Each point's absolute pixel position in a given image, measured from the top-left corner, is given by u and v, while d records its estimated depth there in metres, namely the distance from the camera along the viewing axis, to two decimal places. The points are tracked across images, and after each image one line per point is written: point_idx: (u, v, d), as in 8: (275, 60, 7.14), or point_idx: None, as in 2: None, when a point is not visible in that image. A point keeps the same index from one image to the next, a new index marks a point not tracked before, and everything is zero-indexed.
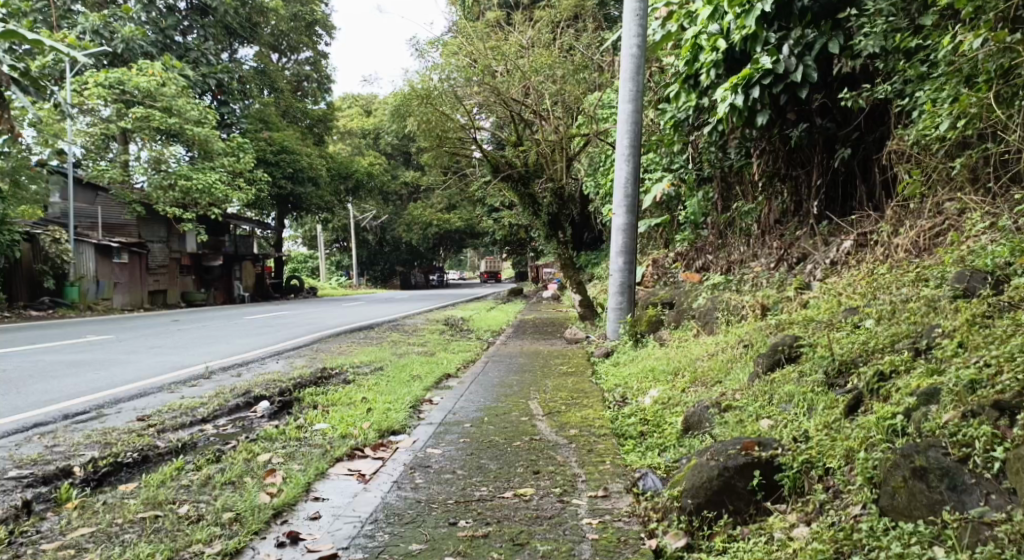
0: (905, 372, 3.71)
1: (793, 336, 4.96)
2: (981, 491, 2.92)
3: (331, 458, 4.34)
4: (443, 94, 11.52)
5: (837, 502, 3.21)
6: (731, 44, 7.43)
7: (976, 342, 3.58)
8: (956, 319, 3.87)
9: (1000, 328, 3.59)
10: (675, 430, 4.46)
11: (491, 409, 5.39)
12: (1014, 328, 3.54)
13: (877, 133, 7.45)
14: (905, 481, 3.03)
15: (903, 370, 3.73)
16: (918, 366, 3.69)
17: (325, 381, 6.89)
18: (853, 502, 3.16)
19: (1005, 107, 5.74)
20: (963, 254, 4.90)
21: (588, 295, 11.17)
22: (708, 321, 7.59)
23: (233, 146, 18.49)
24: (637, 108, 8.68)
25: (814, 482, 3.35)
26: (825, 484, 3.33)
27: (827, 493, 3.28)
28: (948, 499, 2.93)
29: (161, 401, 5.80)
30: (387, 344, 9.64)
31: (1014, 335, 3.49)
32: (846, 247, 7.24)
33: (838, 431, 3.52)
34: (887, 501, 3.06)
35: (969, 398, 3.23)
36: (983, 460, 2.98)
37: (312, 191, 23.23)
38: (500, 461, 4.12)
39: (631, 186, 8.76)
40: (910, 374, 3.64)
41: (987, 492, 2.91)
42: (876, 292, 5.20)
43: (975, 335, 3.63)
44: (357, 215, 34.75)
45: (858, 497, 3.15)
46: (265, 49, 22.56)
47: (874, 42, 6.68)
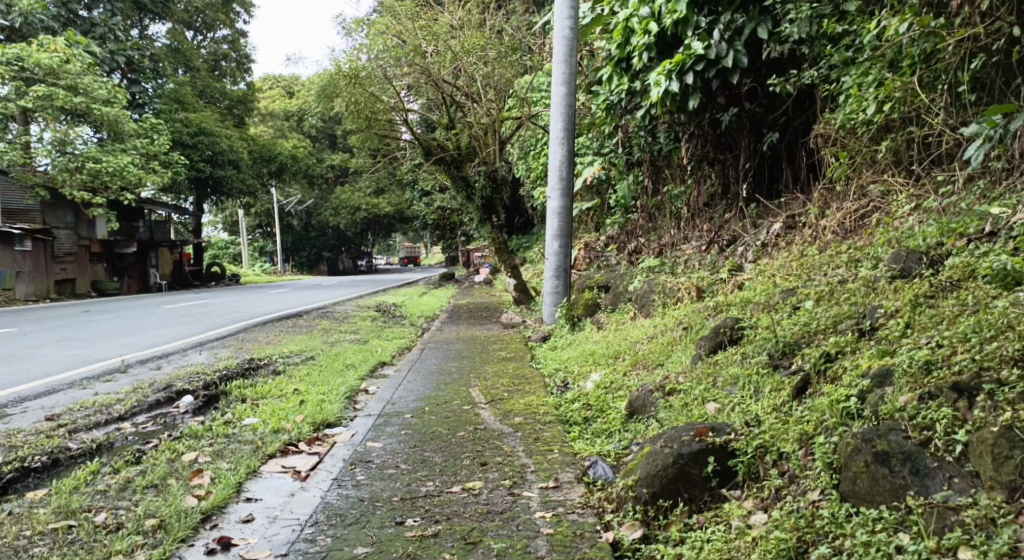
0: (852, 353, 3.74)
1: (733, 318, 4.96)
2: (944, 476, 2.92)
3: (263, 455, 4.15)
4: (371, 72, 11.25)
5: (794, 488, 3.19)
6: (663, 27, 7.37)
7: (923, 323, 3.62)
8: (898, 299, 3.93)
9: (946, 309, 3.64)
10: (620, 415, 4.42)
11: (431, 398, 5.27)
12: (960, 308, 3.59)
13: (803, 117, 7.51)
14: (867, 465, 3.02)
15: (848, 351, 3.76)
16: (865, 348, 3.72)
17: (253, 373, 6.64)
18: (812, 488, 3.14)
19: (928, 90, 5.86)
20: (894, 234, 4.98)
21: (521, 279, 11.08)
22: (644, 304, 7.59)
23: (145, 127, 17.81)
24: (570, 91, 8.61)
25: (769, 466, 3.33)
26: (779, 469, 3.31)
27: (782, 478, 3.27)
28: (912, 484, 2.93)
29: (73, 398, 5.48)
30: (317, 333, 9.38)
31: (960, 317, 3.53)
32: (776, 229, 7.30)
33: (789, 415, 3.52)
34: (849, 486, 3.04)
35: (925, 380, 3.25)
36: (945, 443, 3.00)
37: (233, 174, 22.52)
38: (445, 454, 3.99)
39: (565, 171, 8.68)
40: (858, 355, 3.67)
41: (950, 476, 2.92)
42: (811, 273, 5.25)
43: (920, 317, 3.68)
44: (281, 199, 33.93)
45: (817, 483, 3.14)
46: (179, 26, 21.70)
47: (800, 29, 6.67)
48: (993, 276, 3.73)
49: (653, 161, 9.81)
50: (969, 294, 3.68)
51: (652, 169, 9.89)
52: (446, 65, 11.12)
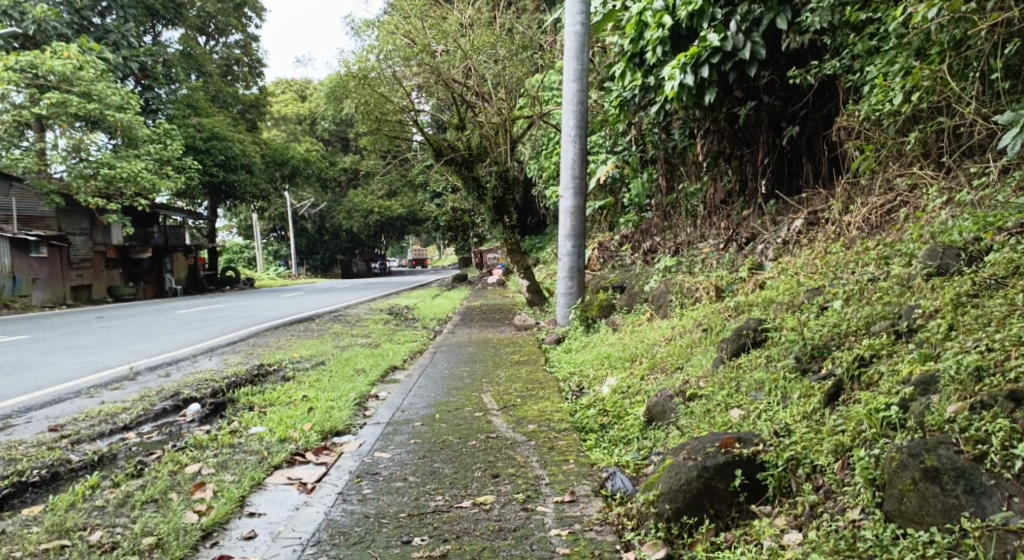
0: (888, 357, 3.53)
1: (756, 319, 4.76)
2: (1003, 495, 2.71)
3: (268, 466, 3.98)
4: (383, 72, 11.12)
5: (831, 505, 3.00)
6: (678, 20, 7.17)
7: (967, 325, 3.41)
8: (937, 299, 3.72)
9: (993, 309, 3.42)
10: (639, 421, 4.25)
11: (442, 404, 5.10)
12: (1009, 309, 3.37)
13: (825, 110, 7.29)
14: (915, 483, 2.82)
15: (884, 355, 3.56)
16: (903, 351, 3.51)
17: (261, 379, 6.48)
18: (851, 506, 2.95)
19: (959, 79, 5.64)
20: (926, 230, 4.78)
21: (535, 280, 10.89)
22: (662, 305, 7.39)
23: (158, 133, 17.77)
24: (584, 87, 8.42)
25: (802, 481, 3.13)
26: (814, 483, 3.12)
27: (817, 494, 3.07)
28: (967, 503, 2.73)
29: (77, 408, 5.34)
30: (328, 336, 9.23)
31: (1008, 318, 3.32)
32: (797, 226, 7.09)
33: (823, 424, 3.32)
34: (894, 505, 2.85)
35: (976, 387, 3.03)
36: (1002, 458, 2.77)
37: (246, 178, 22.47)
38: (456, 465, 3.81)
39: (579, 169, 8.49)
40: (896, 359, 3.47)
41: (1010, 496, 2.70)
42: (837, 272, 5.05)
43: (964, 317, 3.47)
44: (294, 203, 33.86)
45: (857, 501, 2.95)
46: (191, 31, 21.67)
47: (822, 18, 6.45)
48: None
49: (669, 159, 9.62)
50: (1017, 293, 3.47)
51: (667, 167, 9.70)
52: (456, 64, 10.91)
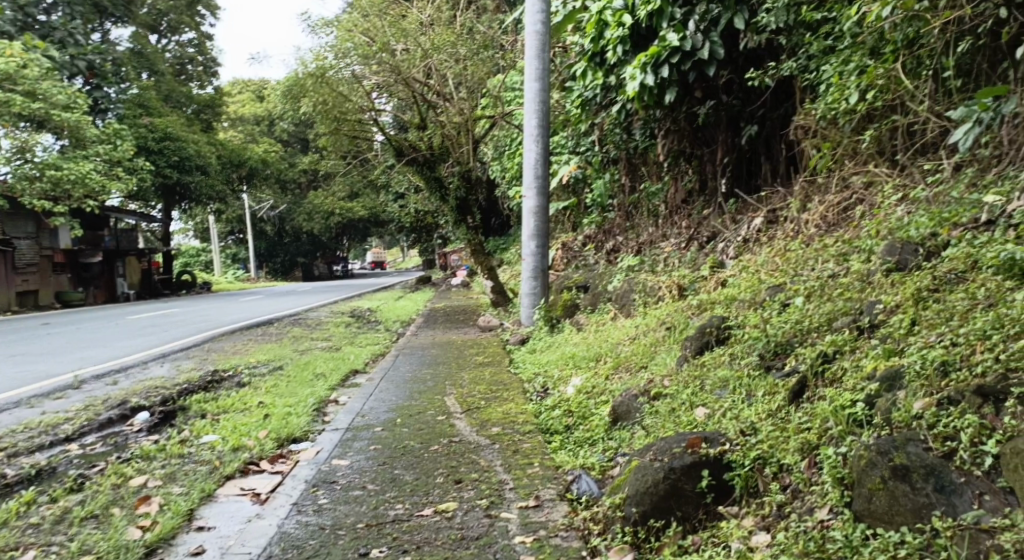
0: (851, 353, 3.52)
1: (719, 317, 4.74)
2: (974, 492, 2.68)
3: (219, 477, 3.86)
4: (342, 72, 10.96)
5: (799, 504, 2.97)
6: (637, 20, 7.15)
7: (930, 320, 3.41)
8: (897, 294, 3.72)
9: (955, 304, 3.42)
10: (604, 422, 4.20)
11: (403, 409, 5.00)
12: (970, 304, 3.37)
13: (783, 109, 7.33)
14: (884, 481, 2.77)
15: (847, 350, 3.54)
16: (866, 347, 3.50)
17: (215, 385, 6.32)
18: (819, 506, 2.90)
19: (913, 77, 5.69)
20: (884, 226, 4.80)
21: (498, 280, 10.82)
22: (625, 304, 7.36)
23: (108, 133, 17.42)
24: (544, 87, 8.36)
25: (769, 481, 3.11)
26: (781, 483, 3.09)
27: (784, 494, 3.04)
28: (937, 502, 2.68)
29: (18, 419, 5.14)
30: (287, 341, 9.07)
31: (970, 313, 3.31)
32: (757, 224, 7.09)
33: (788, 422, 3.30)
34: (863, 505, 2.79)
35: (943, 383, 3.03)
36: (971, 455, 2.75)
37: (201, 180, 22.09)
38: (417, 471, 3.72)
39: (540, 169, 8.44)
40: (858, 355, 3.46)
41: (980, 493, 2.67)
42: (798, 268, 5.05)
43: (926, 312, 3.46)
44: (253, 205, 33.37)
45: (825, 500, 2.90)
46: (142, 29, 21.23)
47: (778, 19, 6.49)
48: (1000, 266, 3.52)
49: (629, 159, 9.63)
50: (977, 287, 3.46)
51: (628, 167, 9.70)
52: (416, 64, 10.79)
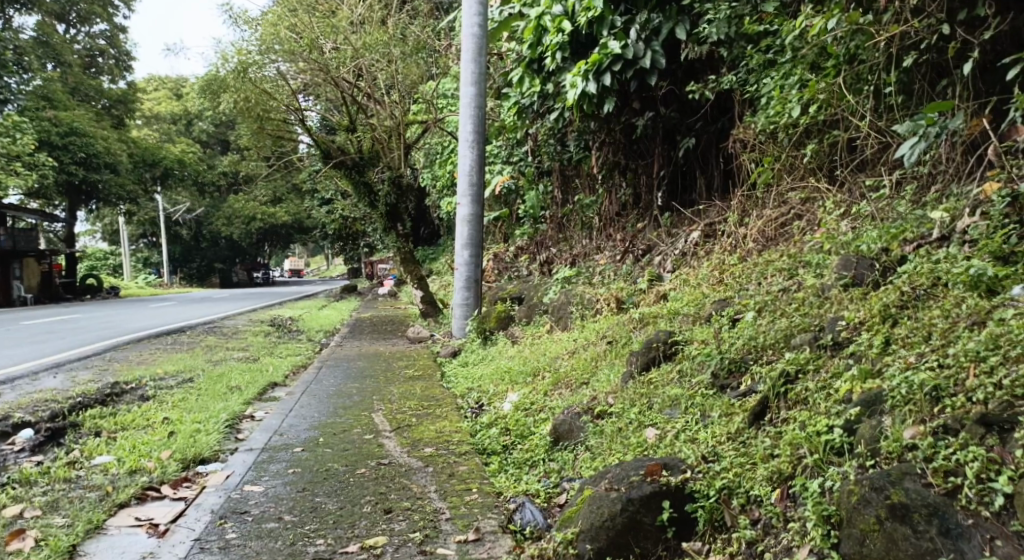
0: (815, 373, 3.34)
1: (665, 332, 4.53)
2: (983, 536, 2.47)
3: (102, 509, 3.55)
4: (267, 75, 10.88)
5: (771, 541, 2.76)
6: (577, 26, 6.95)
7: (906, 338, 3.24)
8: (861, 310, 3.57)
9: (929, 321, 3.27)
10: (544, 442, 3.98)
11: (327, 427, 4.65)
12: (949, 322, 3.21)
13: (721, 122, 7.23)
14: (881, 522, 2.55)
15: (811, 370, 3.37)
16: (833, 367, 3.32)
17: (116, 399, 5.82)
18: (798, 546, 2.69)
19: (854, 92, 5.43)
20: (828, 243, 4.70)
21: (429, 290, 10.49)
22: (562, 317, 7.13)
23: (6, 125, 16.40)
24: (480, 92, 8.10)
25: (737, 513, 2.88)
26: (750, 516, 2.87)
27: (755, 529, 2.82)
28: (943, 548, 2.46)
29: None
30: (200, 350, 8.54)
31: (951, 331, 3.15)
32: (694, 238, 6.95)
33: (752, 447, 3.11)
34: (853, 546, 2.58)
35: (935, 410, 2.84)
36: (977, 493, 2.54)
37: (111, 178, 21.10)
38: (340, 499, 3.38)
39: (475, 176, 8.16)
40: (824, 376, 3.28)
41: (991, 537, 2.46)
42: (741, 283, 4.91)
43: (897, 330, 3.32)
44: (169, 208, 32.15)
45: (807, 539, 2.68)
46: (47, 19, 20.31)
47: (719, 30, 6.34)
48: (967, 282, 3.40)
49: (563, 170, 9.47)
50: (955, 304, 3.31)
51: (561, 179, 9.55)
52: (346, 63, 10.45)
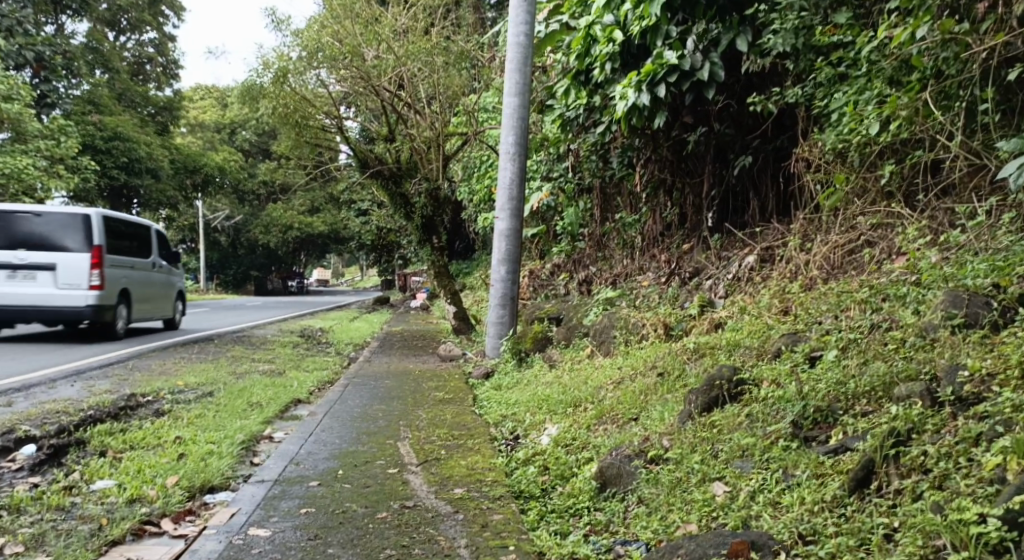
0: (935, 434, 2.84)
1: (726, 367, 4.05)
2: None
3: (88, 551, 3.16)
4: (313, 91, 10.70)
5: None
6: (629, 36, 6.48)
7: None
8: (986, 360, 3.06)
9: None
10: (589, 487, 3.53)
11: (349, 456, 4.23)
12: None
13: (780, 141, 6.72)
14: None
15: (931, 430, 2.86)
16: (956, 427, 2.83)
17: (130, 413, 5.45)
18: None
19: (943, 109, 4.89)
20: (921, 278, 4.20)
21: (462, 306, 10.05)
22: (604, 341, 6.64)
23: (51, 129, 16.38)
24: (524, 103, 7.67)
25: None
26: None
27: None
28: None
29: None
30: (225, 361, 8.18)
31: None
32: (749, 262, 6.43)
33: (855, 523, 2.62)
34: None
35: None
36: None
37: (152, 184, 21.02)
38: (356, 552, 2.97)
39: (515, 190, 7.72)
40: (949, 440, 2.77)
41: None
42: (812, 316, 4.42)
43: None
44: (208, 214, 32.28)
45: None
46: (97, 25, 20.41)
47: (785, 41, 5.81)
48: None
49: (604, 188, 9.02)
50: None
51: (602, 197, 9.08)
52: (387, 72, 10.09)
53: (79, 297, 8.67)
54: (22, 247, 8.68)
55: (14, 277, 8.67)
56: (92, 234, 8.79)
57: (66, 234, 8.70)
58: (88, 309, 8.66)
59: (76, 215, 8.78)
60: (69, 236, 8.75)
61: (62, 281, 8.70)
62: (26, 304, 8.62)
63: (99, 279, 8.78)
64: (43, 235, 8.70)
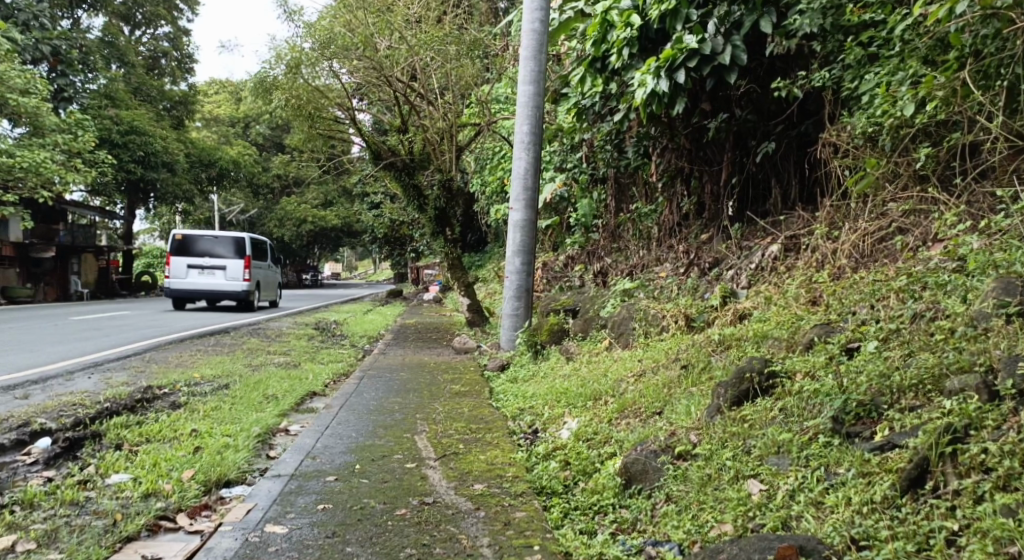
0: (996, 430, 2.69)
1: (755, 359, 3.89)
2: None
3: (103, 548, 3.02)
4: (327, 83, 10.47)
5: None
6: (647, 20, 6.27)
7: None
8: None
9: None
10: (614, 485, 3.37)
11: (364, 450, 4.10)
12: None
13: (804, 126, 6.52)
14: None
15: (991, 426, 2.71)
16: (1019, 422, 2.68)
17: (145, 406, 5.33)
18: None
19: (981, 90, 4.73)
20: (965, 267, 4.02)
21: (476, 298, 9.88)
22: (623, 333, 6.47)
23: (67, 122, 16.30)
24: (539, 90, 7.50)
25: None
26: None
27: None
28: None
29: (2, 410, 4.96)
30: (239, 353, 8.07)
31: None
32: (773, 251, 6.24)
33: (913, 527, 2.49)
34: None
35: None
36: None
37: (167, 178, 20.93)
38: (375, 550, 2.85)
39: (531, 179, 7.56)
40: (1012, 436, 2.62)
41: None
42: (844, 306, 4.26)
43: None
44: (222, 208, 32.27)
45: None
46: (113, 19, 20.38)
47: (812, 21, 5.66)
48: None
49: (620, 178, 8.87)
50: None
51: (616, 188, 8.95)
52: (400, 62, 9.89)
53: (237, 285, 13.27)
54: (201, 255, 13.25)
55: (202, 273, 13.18)
56: (241, 247, 13.45)
57: (226, 247, 13.29)
58: (246, 292, 13.36)
59: (234, 237, 13.52)
60: (227, 247, 13.36)
61: (227, 276, 13.29)
62: (207, 291, 13.20)
63: (250, 274, 13.43)
64: (213, 248, 13.33)
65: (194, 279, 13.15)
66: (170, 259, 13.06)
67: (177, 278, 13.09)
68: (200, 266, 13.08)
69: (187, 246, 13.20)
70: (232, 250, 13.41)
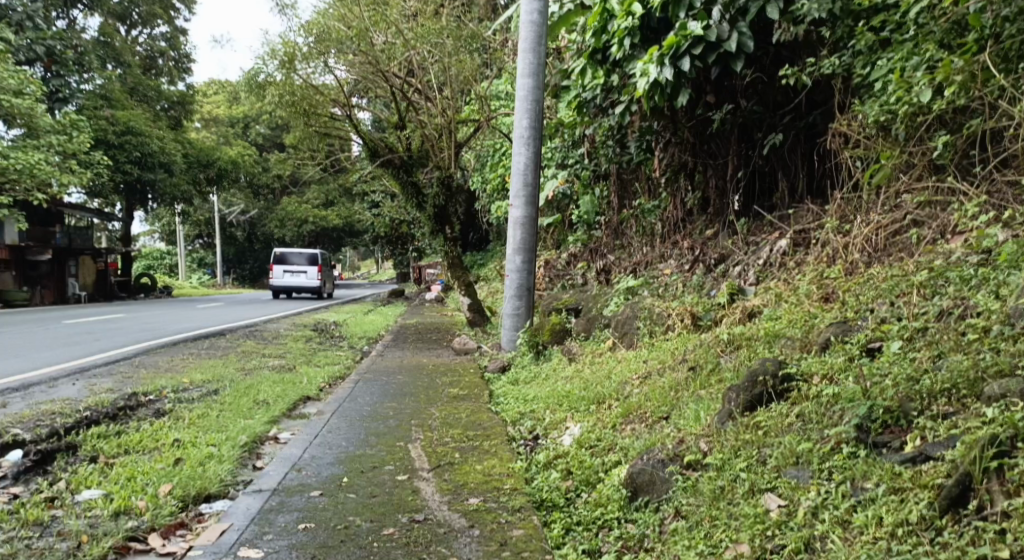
0: None
1: (769, 360, 3.65)
2: None
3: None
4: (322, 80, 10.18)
5: None
6: (649, 8, 6.02)
7: None
8: None
9: None
10: (619, 497, 3.14)
11: (355, 460, 3.88)
12: None
13: (813, 117, 6.27)
14: None
15: None
16: None
17: (129, 414, 5.11)
18: None
19: (1002, 74, 4.48)
20: (993, 262, 3.79)
21: (477, 297, 9.64)
22: (627, 333, 6.24)
23: (63, 123, 16.00)
24: (539, 83, 7.26)
25: None
26: None
27: None
28: None
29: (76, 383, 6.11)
30: (233, 357, 7.85)
31: None
32: (781, 246, 5.99)
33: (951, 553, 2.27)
34: None
35: None
36: None
37: (166, 179, 20.67)
38: None
39: (530, 175, 7.33)
40: None
41: None
42: (862, 303, 4.03)
43: None
44: (223, 208, 32.05)
45: None
46: (108, 19, 20.19)
47: (821, 6, 5.39)
48: None
49: (621, 173, 8.64)
50: None
51: (618, 184, 8.72)
52: (396, 56, 9.66)
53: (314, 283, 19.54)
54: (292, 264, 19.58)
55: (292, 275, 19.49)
56: (314, 258, 19.58)
57: (306, 258, 19.31)
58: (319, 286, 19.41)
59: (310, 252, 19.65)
60: (307, 258, 19.54)
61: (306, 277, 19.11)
62: (295, 286, 19.30)
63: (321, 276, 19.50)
64: (299, 259, 19.52)
65: (287, 278, 19.45)
66: (272, 266, 19.36)
67: (278, 279, 19.42)
68: (291, 271, 19.33)
69: (281, 257, 19.57)
70: (310, 259, 19.69)
